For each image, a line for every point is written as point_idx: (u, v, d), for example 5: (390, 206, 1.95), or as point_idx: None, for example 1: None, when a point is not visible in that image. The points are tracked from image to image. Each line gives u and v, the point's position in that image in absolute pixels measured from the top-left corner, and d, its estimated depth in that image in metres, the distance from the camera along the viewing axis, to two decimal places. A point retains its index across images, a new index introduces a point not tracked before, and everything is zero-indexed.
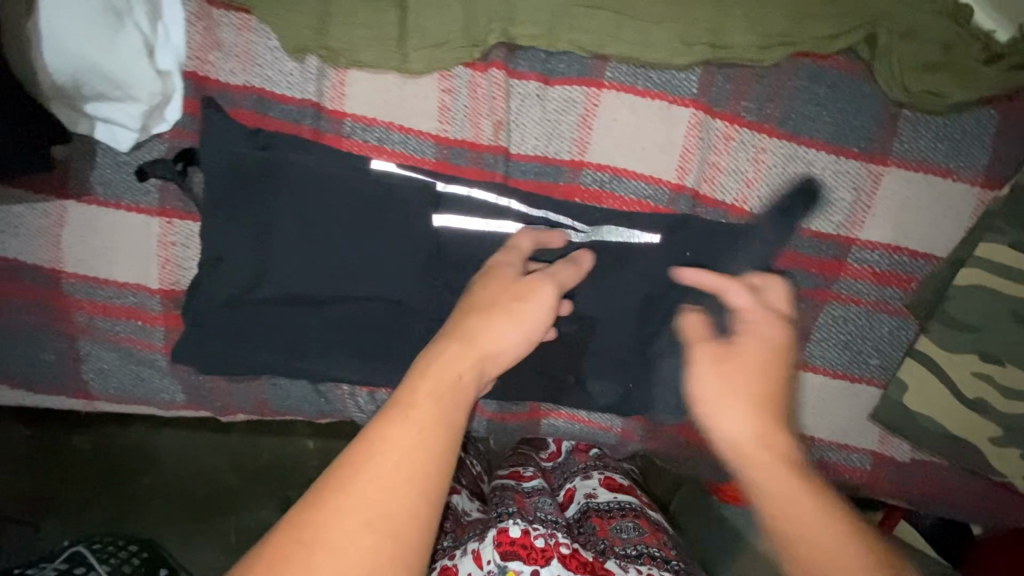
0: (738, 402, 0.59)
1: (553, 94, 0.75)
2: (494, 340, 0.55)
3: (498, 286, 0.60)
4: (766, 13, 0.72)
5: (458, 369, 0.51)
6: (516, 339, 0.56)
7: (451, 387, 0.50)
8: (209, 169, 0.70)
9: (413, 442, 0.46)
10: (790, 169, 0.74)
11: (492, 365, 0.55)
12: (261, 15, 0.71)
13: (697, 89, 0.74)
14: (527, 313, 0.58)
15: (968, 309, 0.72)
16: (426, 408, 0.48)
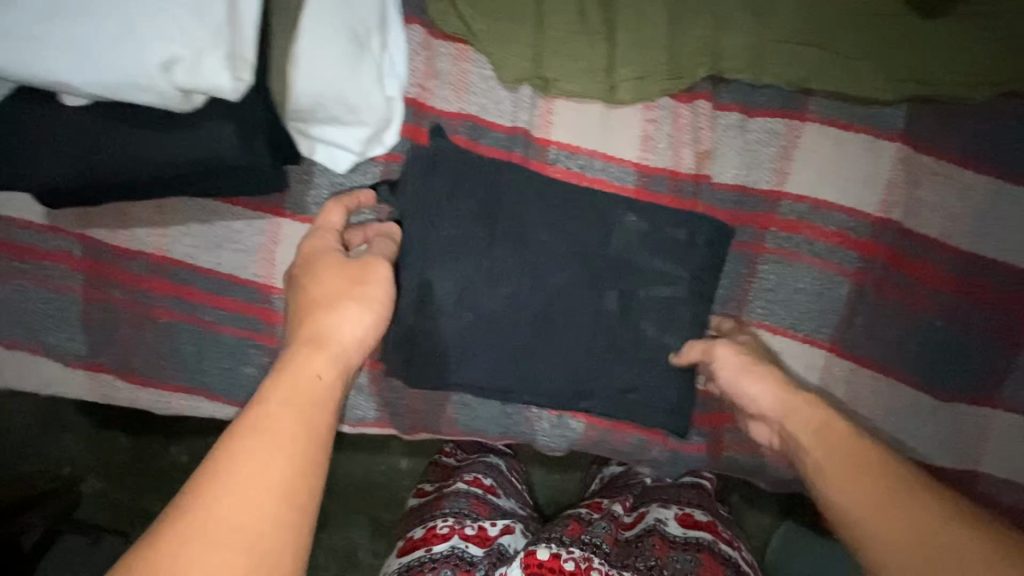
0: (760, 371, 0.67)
1: (754, 126, 0.77)
2: (344, 328, 0.56)
3: (335, 271, 0.60)
4: (975, 52, 0.71)
5: (316, 370, 0.52)
6: (367, 320, 0.58)
7: (298, 385, 0.50)
8: (433, 193, 0.73)
9: (264, 452, 0.45)
10: (999, 207, 0.74)
11: (352, 355, 0.56)
12: (480, 45, 0.74)
13: (903, 124, 0.75)
14: (374, 296, 0.59)
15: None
16: (275, 419, 0.47)
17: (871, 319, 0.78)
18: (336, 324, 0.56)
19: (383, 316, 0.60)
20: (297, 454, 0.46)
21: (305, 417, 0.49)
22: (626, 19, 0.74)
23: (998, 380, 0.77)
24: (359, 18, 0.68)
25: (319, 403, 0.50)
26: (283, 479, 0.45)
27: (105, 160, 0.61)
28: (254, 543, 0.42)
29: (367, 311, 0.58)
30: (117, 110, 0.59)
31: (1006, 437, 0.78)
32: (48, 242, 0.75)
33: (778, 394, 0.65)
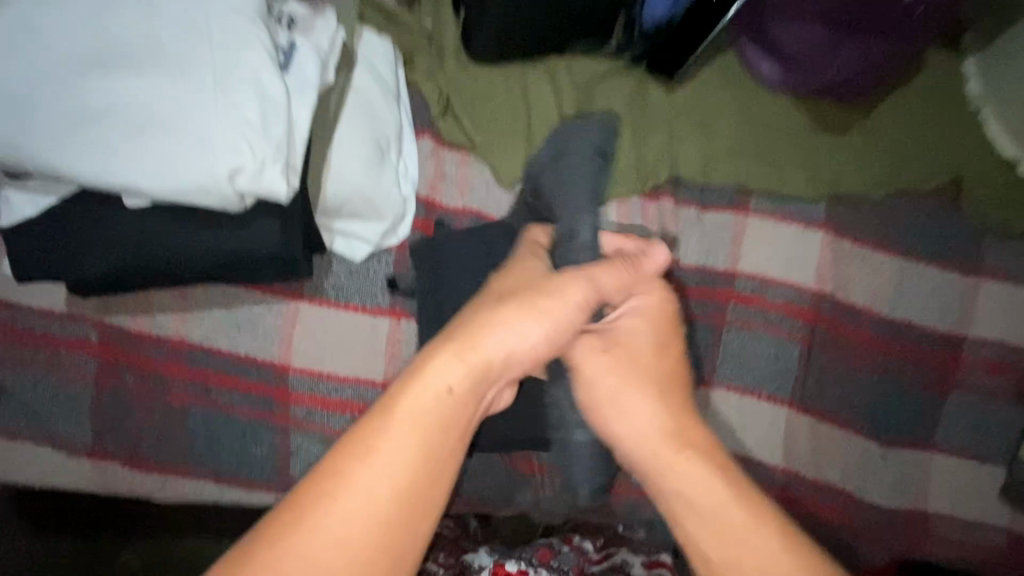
0: (638, 398, 0.64)
1: (709, 218, 0.93)
2: (500, 345, 0.57)
3: (522, 278, 0.64)
4: (867, 161, 0.93)
5: (451, 385, 0.54)
6: (533, 329, 0.59)
7: (433, 406, 0.53)
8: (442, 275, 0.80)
9: (387, 462, 0.51)
10: (905, 281, 0.91)
11: (499, 366, 0.58)
12: (482, 154, 0.88)
13: (824, 217, 0.93)
14: (561, 312, 0.61)
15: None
16: (398, 432, 0.51)
17: (821, 378, 0.90)
18: (495, 324, 0.58)
19: (560, 333, 0.61)
20: (416, 478, 0.51)
21: (428, 434, 0.52)
22: (601, 135, 0.92)
23: (930, 426, 0.90)
24: (382, 133, 0.80)
25: (442, 422, 0.53)
26: (397, 494, 0.50)
27: (159, 255, 0.68)
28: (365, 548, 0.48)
29: (530, 322, 0.59)
30: (173, 209, 0.67)
31: (943, 477, 0.90)
32: (65, 330, 0.77)
33: (649, 431, 0.63)
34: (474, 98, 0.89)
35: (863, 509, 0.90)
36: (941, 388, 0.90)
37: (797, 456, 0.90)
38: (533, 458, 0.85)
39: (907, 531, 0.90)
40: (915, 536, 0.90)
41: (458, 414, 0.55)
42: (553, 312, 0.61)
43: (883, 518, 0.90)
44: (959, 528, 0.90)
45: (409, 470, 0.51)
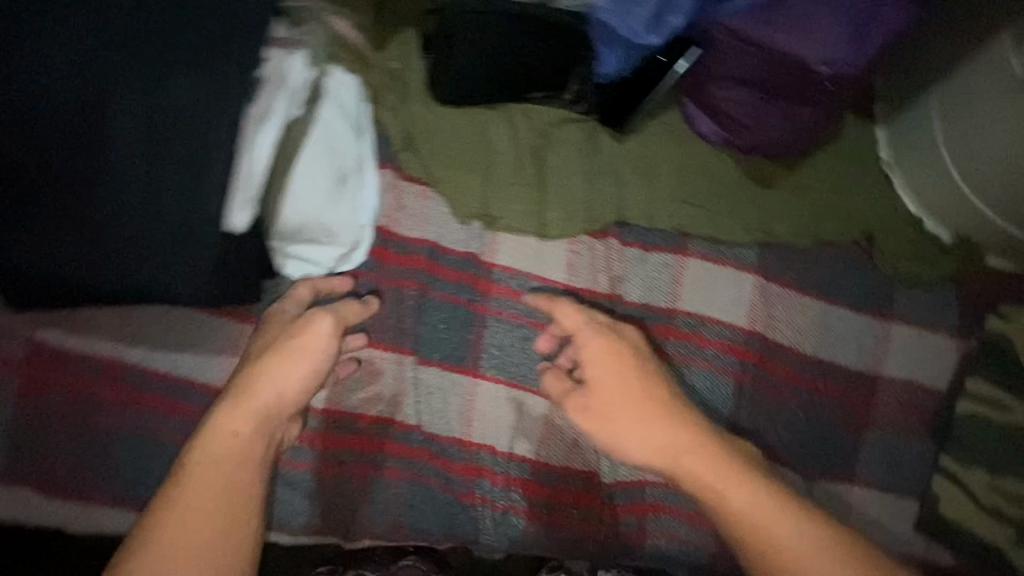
0: (663, 431, 0.76)
1: (651, 258, 0.99)
2: (269, 386, 0.73)
3: (281, 331, 0.77)
4: (794, 212, 1.02)
5: (233, 428, 0.71)
6: (306, 373, 0.75)
7: (222, 443, 0.70)
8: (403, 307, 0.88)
9: (201, 502, 0.67)
10: (827, 321, 0.99)
11: (273, 406, 0.73)
12: (440, 186, 0.92)
13: (755, 261, 1.00)
14: (308, 349, 0.75)
15: (989, 431, 0.94)
16: (196, 481, 0.68)
17: (750, 412, 0.96)
18: (253, 377, 0.74)
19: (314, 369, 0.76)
20: (216, 505, 0.67)
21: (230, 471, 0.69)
22: (554, 176, 0.99)
23: (850, 459, 0.97)
24: (342, 162, 0.83)
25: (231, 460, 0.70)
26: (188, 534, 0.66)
27: (101, 275, 0.69)
28: (217, 543, 0.66)
29: (288, 364, 0.75)
30: (112, 230, 0.67)
31: (862, 507, 0.96)
32: (10, 346, 0.80)
33: (679, 433, 0.75)
34: (435, 137, 0.94)
35: None
36: (858, 423, 0.97)
37: None
38: (476, 488, 0.85)
39: None
40: None
41: (234, 452, 0.70)
42: (304, 351, 0.75)
43: None
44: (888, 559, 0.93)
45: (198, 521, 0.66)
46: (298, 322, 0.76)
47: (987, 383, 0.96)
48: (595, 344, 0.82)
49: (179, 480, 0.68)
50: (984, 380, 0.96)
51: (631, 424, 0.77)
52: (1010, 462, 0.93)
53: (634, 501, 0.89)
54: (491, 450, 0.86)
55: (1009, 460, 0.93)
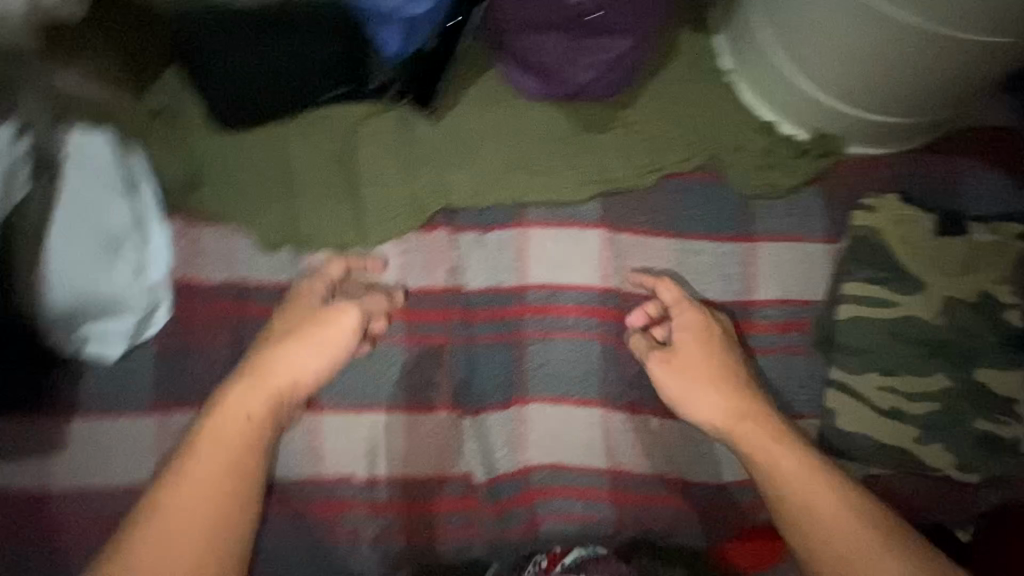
0: (715, 394, 0.82)
1: (490, 239, 0.92)
2: (287, 372, 0.75)
3: (298, 313, 0.79)
4: (632, 153, 0.96)
5: (251, 406, 0.72)
6: (320, 360, 0.77)
7: (229, 423, 0.71)
8: (223, 358, 0.82)
9: (206, 478, 0.69)
10: (686, 260, 0.93)
11: (288, 391, 0.75)
12: (238, 221, 0.85)
13: (599, 214, 0.94)
14: (329, 339, 0.77)
15: (871, 331, 0.90)
16: (207, 457, 0.69)
17: (624, 372, 0.92)
18: (262, 361, 0.75)
19: (336, 354, 0.77)
20: (221, 485, 0.68)
21: (240, 446, 0.71)
22: (366, 177, 0.92)
23: (740, 395, 0.92)
24: (110, 226, 0.78)
25: (253, 431, 0.72)
26: (201, 507, 0.67)
27: None
28: (219, 521, 0.67)
29: (320, 346, 0.77)
30: None
31: None
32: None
33: (726, 406, 0.81)
34: (222, 169, 0.87)
35: (691, 488, 0.92)
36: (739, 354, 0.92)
37: (618, 453, 0.91)
38: (343, 521, 0.84)
39: (743, 505, 0.92)
40: (751, 507, 0.92)
41: (234, 438, 0.71)
42: (321, 330, 0.77)
43: (711, 492, 0.92)
44: None
45: (197, 499, 0.67)
46: (314, 311, 0.79)
47: (862, 283, 0.90)
48: (692, 329, 0.86)
49: (187, 460, 0.69)
50: (861, 277, 0.90)
51: (705, 387, 0.82)
52: (892, 358, 0.89)
53: (519, 489, 0.89)
54: (351, 480, 0.84)
55: (893, 357, 0.89)
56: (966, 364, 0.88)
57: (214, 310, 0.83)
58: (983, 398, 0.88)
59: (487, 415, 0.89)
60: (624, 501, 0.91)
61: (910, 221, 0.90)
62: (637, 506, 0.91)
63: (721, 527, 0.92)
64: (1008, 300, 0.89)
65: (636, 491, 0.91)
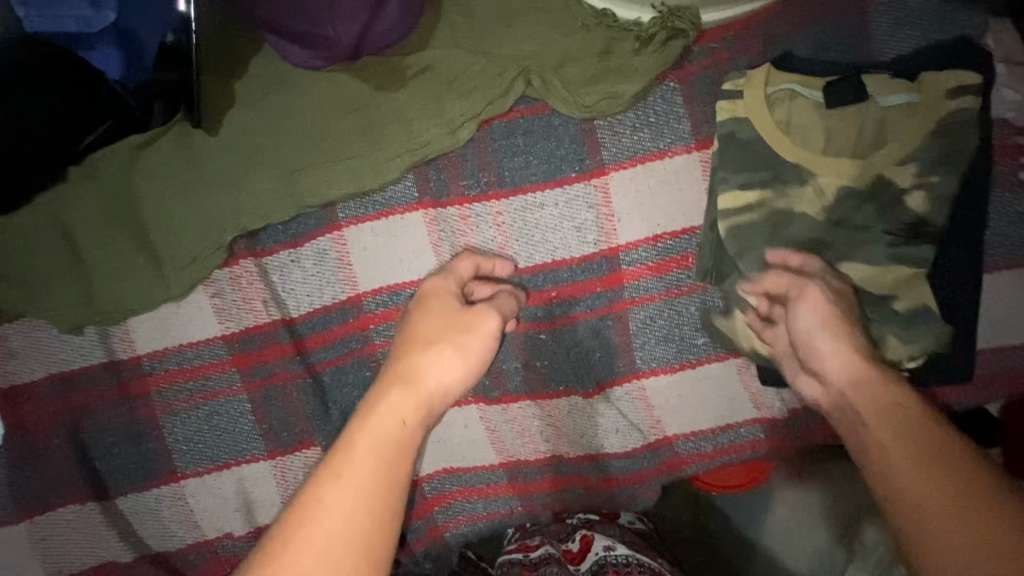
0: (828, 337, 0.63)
1: (304, 253, 0.82)
2: (437, 377, 0.62)
3: (440, 314, 0.67)
4: (439, 104, 0.79)
5: (403, 413, 0.57)
6: (463, 372, 0.64)
7: (387, 423, 0.56)
8: (60, 456, 0.79)
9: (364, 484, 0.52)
10: (528, 218, 0.78)
11: (439, 400, 0.62)
12: (33, 312, 0.80)
13: (417, 191, 0.81)
14: (471, 345, 0.65)
15: (759, 246, 0.74)
16: (365, 454, 0.53)
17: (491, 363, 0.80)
18: (425, 362, 0.63)
19: (475, 366, 0.65)
20: (370, 499, 0.51)
21: (399, 442, 0.55)
22: (155, 223, 0.82)
23: (625, 357, 0.79)
24: None
25: (399, 429, 0.56)
26: (349, 514, 0.50)
27: None
28: (368, 551, 0.49)
29: (465, 352, 0.64)
30: None
31: (668, 400, 0.80)
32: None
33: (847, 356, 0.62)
34: (4, 258, 0.81)
35: (600, 463, 0.83)
36: (615, 311, 0.78)
37: (508, 447, 0.82)
38: None
39: (660, 465, 0.82)
40: (672, 466, 0.82)
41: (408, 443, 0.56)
42: (471, 330, 0.66)
43: (627, 462, 0.83)
44: (710, 438, 0.81)
45: (355, 502, 0.50)
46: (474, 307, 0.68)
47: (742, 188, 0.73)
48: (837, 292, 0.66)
49: (347, 456, 0.53)
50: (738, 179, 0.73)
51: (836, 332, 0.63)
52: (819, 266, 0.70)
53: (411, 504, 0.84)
54: (232, 537, 0.81)
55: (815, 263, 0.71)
56: (882, 265, 0.71)
57: (43, 409, 0.79)
58: (907, 300, 0.72)
59: None
60: (530, 490, 0.84)
61: (788, 98, 0.71)
62: (546, 492, 0.84)
63: (643, 492, 0.84)
64: (928, 173, 0.69)
65: (542, 478, 0.83)
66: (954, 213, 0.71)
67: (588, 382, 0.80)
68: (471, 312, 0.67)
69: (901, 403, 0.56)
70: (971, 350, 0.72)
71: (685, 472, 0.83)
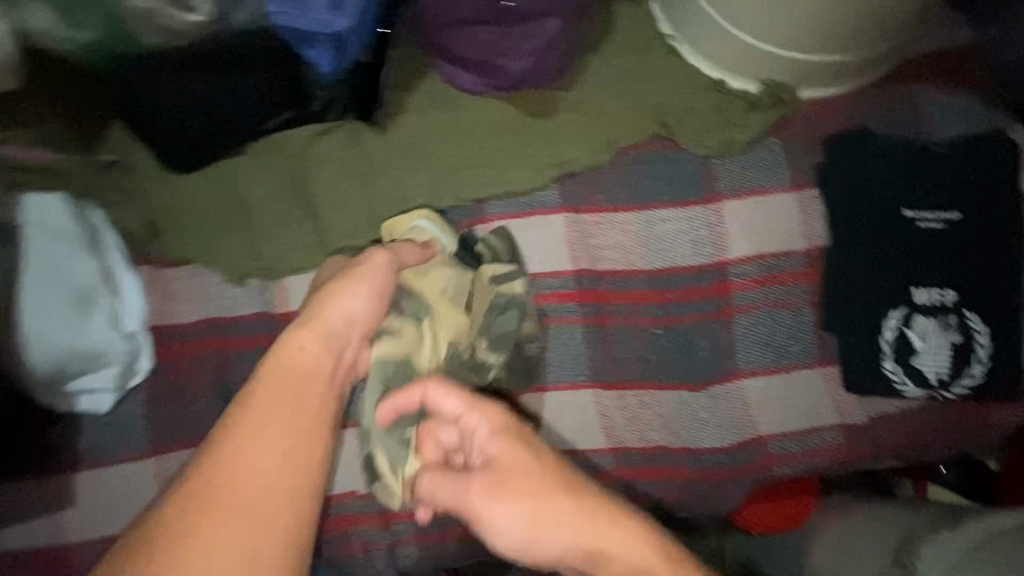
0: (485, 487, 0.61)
1: (455, 239, 0.93)
2: (304, 351, 0.65)
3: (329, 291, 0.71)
4: (584, 131, 0.95)
5: (306, 381, 0.63)
6: (355, 301, 0.70)
7: (306, 356, 0.65)
8: (204, 395, 0.83)
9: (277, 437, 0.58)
10: (654, 230, 0.92)
11: (308, 364, 0.65)
12: (206, 260, 0.88)
13: (559, 199, 0.94)
14: (326, 325, 0.68)
15: (845, 272, 0.90)
16: (251, 426, 0.58)
17: (608, 350, 0.91)
18: (295, 339, 0.66)
19: (328, 345, 0.67)
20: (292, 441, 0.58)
21: (282, 413, 0.60)
22: (325, 198, 0.93)
23: (726, 357, 0.91)
24: (79, 282, 0.79)
25: (276, 401, 0.61)
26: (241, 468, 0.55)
27: None
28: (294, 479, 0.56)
29: (346, 321, 0.70)
30: None
31: (761, 400, 0.91)
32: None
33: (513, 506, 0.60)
34: (186, 216, 0.89)
35: (699, 455, 0.91)
36: (720, 316, 0.91)
37: (617, 433, 0.90)
38: (354, 538, 0.85)
39: (751, 462, 0.91)
40: (762, 464, 0.91)
41: (310, 401, 0.62)
42: (337, 295, 0.70)
43: (720, 456, 0.91)
44: (795, 440, 0.91)
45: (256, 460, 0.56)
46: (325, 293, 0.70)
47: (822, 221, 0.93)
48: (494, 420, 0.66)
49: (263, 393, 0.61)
50: (788, 212, 0.92)
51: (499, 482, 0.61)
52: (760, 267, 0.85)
53: None
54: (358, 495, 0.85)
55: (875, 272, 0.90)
56: (923, 290, 0.89)
57: (193, 349, 0.84)
58: (963, 326, 0.88)
59: None
60: (634, 477, 0.90)
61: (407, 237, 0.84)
62: (648, 481, 0.90)
63: (734, 489, 0.91)
64: (974, 228, 0.89)
65: (642, 466, 0.90)
66: (1000, 261, 0.89)
67: (693, 374, 0.92)
68: (336, 284, 0.71)
69: (590, 535, 0.58)
70: (1015, 373, 0.88)
71: (777, 476, 0.90)
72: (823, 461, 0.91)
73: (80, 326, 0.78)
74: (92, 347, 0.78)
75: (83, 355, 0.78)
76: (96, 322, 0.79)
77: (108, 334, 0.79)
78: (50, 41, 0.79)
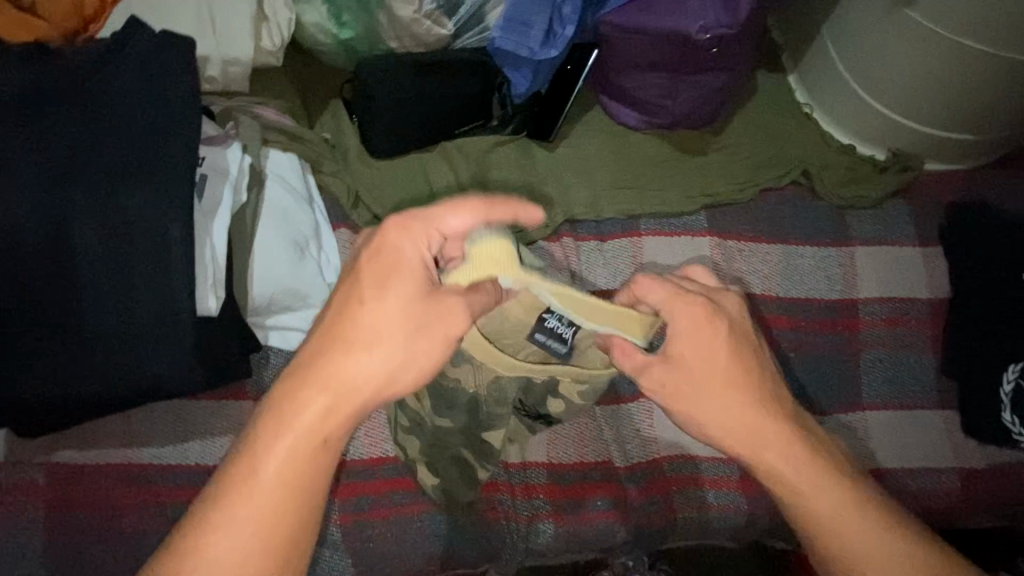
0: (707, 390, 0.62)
1: (609, 247, 1.04)
2: (341, 390, 0.55)
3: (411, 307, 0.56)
4: (732, 171, 1.07)
5: (300, 443, 0.55)
6: (412, 373, 0.57)
7: (307, 440, 0.55)
8: None
9: (262, 509, 0.54)
10: (792, 262, 1.03)
11: (348, 410, 0.56)
12: None
13: (706, 223, 1.05)
14: (348, 378, 0.56)
15: (969, 323, 0.97)
16: (249, 489, 0.54)
17: None
18: (309, 384, 0.56)
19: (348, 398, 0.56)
20: (263, 518, 0.54)
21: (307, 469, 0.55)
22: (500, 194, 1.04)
23: (850, 386, 0.98)
24: (299, 231, 0.88)
25: (295, 457, 0.55)
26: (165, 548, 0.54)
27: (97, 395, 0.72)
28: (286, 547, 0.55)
29: (378, 367, 0.56)
30: (85, 350, 0.70)
31: (882, 431, 0.97)
32: (15, 476, 0.81)
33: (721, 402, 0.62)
34: (382, 191, 1.01)
35: None
36: (845, 348, 1.00)
37: None
38: (497, 504, 0.90)
39: None
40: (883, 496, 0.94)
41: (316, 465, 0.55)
42: (364, 339, 0.56)
43: None
44: (914, 477, 0.95)
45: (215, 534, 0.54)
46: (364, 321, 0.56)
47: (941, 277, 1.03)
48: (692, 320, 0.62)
49: (253, 487, 0.54)
50: (908, 264, 1.03)
51: (711, 391, 0.62)
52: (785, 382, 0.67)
53: (654, 477, 0.93)
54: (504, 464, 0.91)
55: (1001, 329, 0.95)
56: None
57: None
58: None
59: (622, 406, 0.95)
60: (761, 491, 0.93)
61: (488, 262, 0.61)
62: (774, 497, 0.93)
63: None
64: None
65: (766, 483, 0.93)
66: None
67: (820, 399, 0.98)
68: (356, 332, 0.56)
69: (790, 452, 0.62)
70: None
71: None
72: (940, 502, 0.95)
73: (295, 267, 0.86)
74: (302, 288, 0.86)
75: (291, 294, 0.86)
76: (308, 267, 0.87)
77: (315, 279, 0.88)
78: (315, 31, 0.94)
